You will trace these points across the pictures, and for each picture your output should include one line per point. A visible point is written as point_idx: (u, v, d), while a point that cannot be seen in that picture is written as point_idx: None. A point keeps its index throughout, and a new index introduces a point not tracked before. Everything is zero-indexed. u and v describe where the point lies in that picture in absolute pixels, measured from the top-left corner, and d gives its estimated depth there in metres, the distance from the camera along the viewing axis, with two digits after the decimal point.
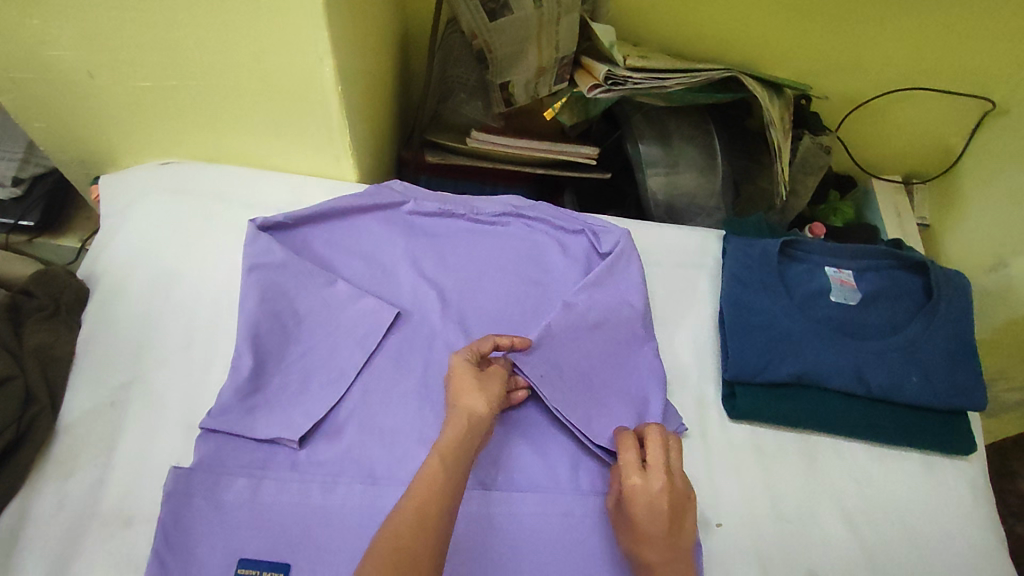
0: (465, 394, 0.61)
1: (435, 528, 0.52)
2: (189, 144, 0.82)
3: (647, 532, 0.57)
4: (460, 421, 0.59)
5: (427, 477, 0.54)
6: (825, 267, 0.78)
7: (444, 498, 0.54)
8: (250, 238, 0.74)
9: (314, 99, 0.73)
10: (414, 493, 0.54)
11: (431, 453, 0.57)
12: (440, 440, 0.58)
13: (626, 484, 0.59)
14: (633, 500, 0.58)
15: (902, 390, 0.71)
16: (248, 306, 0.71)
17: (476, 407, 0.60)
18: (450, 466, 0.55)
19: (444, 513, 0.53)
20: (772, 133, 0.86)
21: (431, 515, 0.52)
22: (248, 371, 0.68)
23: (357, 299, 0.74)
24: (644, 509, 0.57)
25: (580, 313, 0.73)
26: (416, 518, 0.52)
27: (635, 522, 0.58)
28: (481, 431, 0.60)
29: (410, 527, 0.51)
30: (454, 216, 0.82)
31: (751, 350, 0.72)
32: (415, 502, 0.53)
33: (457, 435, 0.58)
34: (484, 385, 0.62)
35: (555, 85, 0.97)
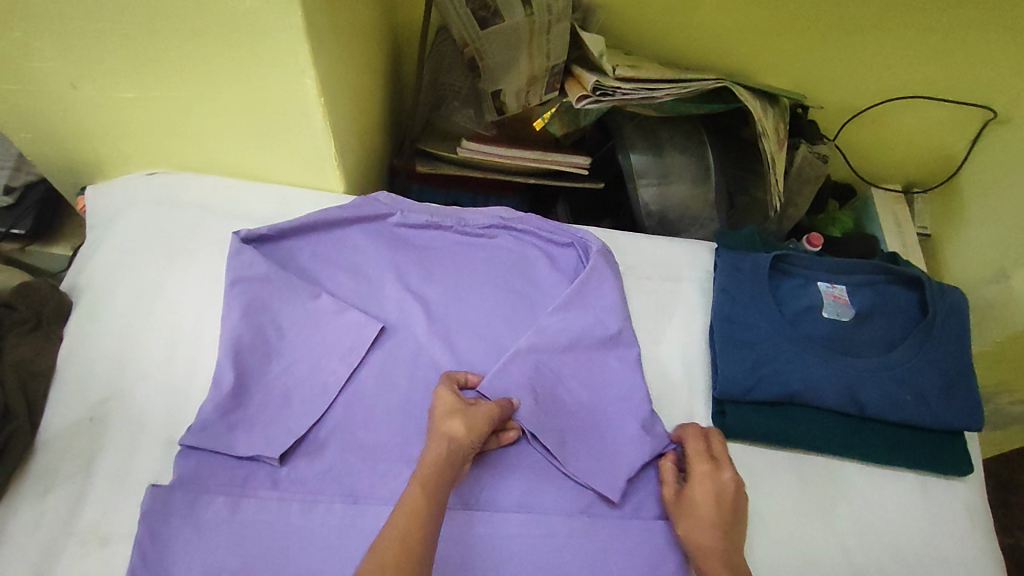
0: (445, 420, 0.62)
1: (414, 561, 0.51)
2: (175, 154, 0.82)
3: (712, 515, 0.62)
4: (438, 450, 0.59)
5: (408, 508, 0.54)
6: (818, 283, 0.76)
7: (423, 526, 0.53)
8: (233, 251, 0.74)
9: (298, 109, 0.72)
10: (394, 526, 0.52)
11: (410, 482, 0.56)
12: (418, 470, 0.58)
13: (699, 471, 0.64)
14: (698, 484, 0.64)
15: (895, 409, 0.70)
16: (231, 321, 0.70)
17: (455, 434, 0.61)
18: (428, 495, 0.55)
19: (424, 545, 0.52)
20: (765, 144, 0.84)
21: (413, 545, 0.51)
22: (228, 388, 0.67)
23: (342, 313, 0.73)
24: (712, 494, 0.63)
25: (552, 337, 0.72)
26: (398, 549, 0.51)
27: (702, 506, 0.62)
28: (457, 462, 0.60)
29: (393, 559, 0.50)
30: (441, 228, 0.81)
31: (742, 367, 0.70)
32: (395, 533, 0.52)
33: (434, 465, 0.58)
34: (470, 416, 0.62)
35: (544, 95, 0.96)
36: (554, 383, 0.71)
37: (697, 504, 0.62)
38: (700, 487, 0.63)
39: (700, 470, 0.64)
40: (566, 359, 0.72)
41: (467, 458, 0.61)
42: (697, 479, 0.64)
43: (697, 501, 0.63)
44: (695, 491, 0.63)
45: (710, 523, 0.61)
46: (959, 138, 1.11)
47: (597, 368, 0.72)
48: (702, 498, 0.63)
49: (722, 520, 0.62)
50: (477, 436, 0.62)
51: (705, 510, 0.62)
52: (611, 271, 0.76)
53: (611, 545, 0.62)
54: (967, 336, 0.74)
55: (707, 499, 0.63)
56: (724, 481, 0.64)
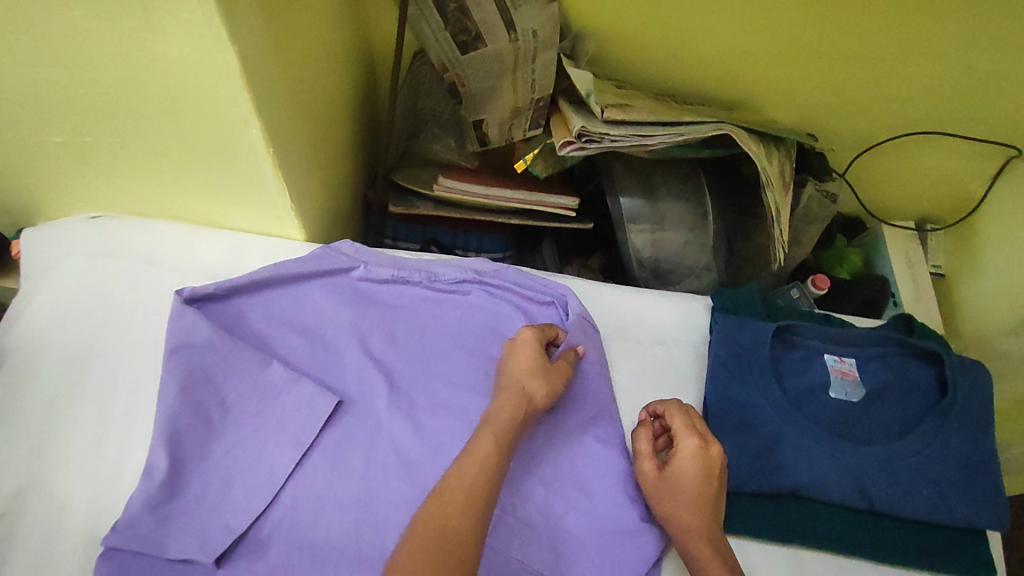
0: (524, 374, 0.64)
1: (479, 506, 0.54)
2: (119, 197, 0.74)
3: (699, 494, 0.60)
4: (513, 402, 0.61)
5: (481, 454, 0.56)
6: (824, 355, 0.69)
7: (491, 472, 0.56)
8: (174, 313, 0.66)
9: (246, 160, 0.64)
10: (464, 473, 0.55)
11: (483, 428, 0.59)
12: (490, 419, 0.60)
13: (683, 447, 0.61)
14: (681, 461, 0.61)
15: (909, 505, 0.62)
16: (167, 396, 0.62)
17: (532, 392, 0.62)
18: (499, 449, 0.57)
19: (491, 491, 0.55)
20: (768, 195, 0.76)
21: (481, 489, 0.55)
22: (162, 476, 0.60)
23: (294, 384, 0.66)
24: (698, 473, 0.60)
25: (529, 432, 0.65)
26: (469, 493, 0.54)
27: (688, 482, 0.60)
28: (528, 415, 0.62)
29: (459, 503, 0.53)
30: (408, 284, 0.73)
31: (739, 455, 0.63)
32: (468, 479, 0.55)
33: (509, 418, 0.60)
34: (547, 376, 0.64)
35: (527, 131, 0.87)
36: (529, 467, 0.64)
37: (680, 483, 0.60)
38: (685, 464, 0.61)
39: (687, 445, 0.61)
40: (541, 440, 0.65)
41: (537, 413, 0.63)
42: (682, 456, 0.61)
43: (679, 479, 0.61)
44: (679, 469, 0.61)
45: (693, 505, 0.59)
46: (978, 175, 1.03)
47: (579, 449, 0.65)
48: (685, 475, 0.60)
49: (701, 498, 0.60)
50: (551, 396, 0.64)
51: (688, 490, 0.60)
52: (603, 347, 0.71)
53: None
54: (992, 419, 0.66)
55: (689, 477, 0.60)
56: (712, 456, 0.61)
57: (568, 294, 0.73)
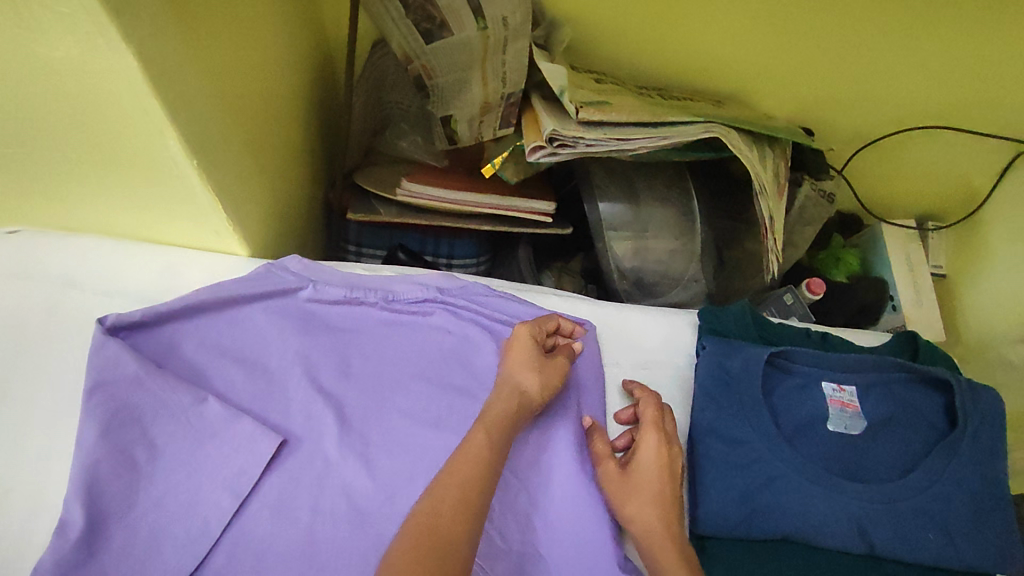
0: (519, 369, 0.59)
1: (474, 507, 0.47)
2: (35, 212, 0.65)
3: (659, 492, 0.56)
4: (509, 399, 0.56)
5: (477, 448, 0.50)
6: (823, 383, 0.62)
7: (489, 469, 0.49)
8: (94, 345, 0.58)
9: (168, 172, 0.56)
10: (456, 468, 0.49)
11: (476, 424, 0.53)
12: (485, 414, 0.54)
13: (643, 442, 0.58)
14: (644, 456, 0.57)
15: (917, 552, 0.56)
16: (84, 442, 0.55)
17: (528, 388, 0.57)
18: (496, 443, 0.51)
19: (487, 490, 0.48)
20: (761, 205, 0.68)
21: (476, 486, 0.48)
22: (77, 535, 0.53)
23: (232, 422, 0.59)
24: (659, 470, 0.57)
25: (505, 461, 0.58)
26: (460, 489, 0.47)
27: (648, 480, 0.56)
28: (524, 414, 0.56)
29: (451, 503, 0.46)
30: (363, 304, 0.67)
31: (727, 496, 0.57)
32: (460, 474, 0.48)
33: (504, 415, 0.54)
34: (545, 372, 0.59)
35: (498, 131, 0.78)
36: (507, 501, 0.57)
37: (643, 478, 0.56)
38: (645, 460, 0.57)
39: (647, 440, 0.58)
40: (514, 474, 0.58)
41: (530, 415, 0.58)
42: (646, 451, 0.57)
43: (643, 474, 0.57)
44: (640, 466, 0.57)
45: (657, 501, 0.55)
46: (985, 171, 0.96)
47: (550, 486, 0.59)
48: (648, 470, 0.57)
49: (664, 495, 0.56)
50: (547, 393, 0.58)
51: (647, 486, 0.56)
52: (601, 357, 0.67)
53: None
54: (1003, 451, 0.60)
55: (653, 472, 0.57)
56: (672, 453, 0.58)
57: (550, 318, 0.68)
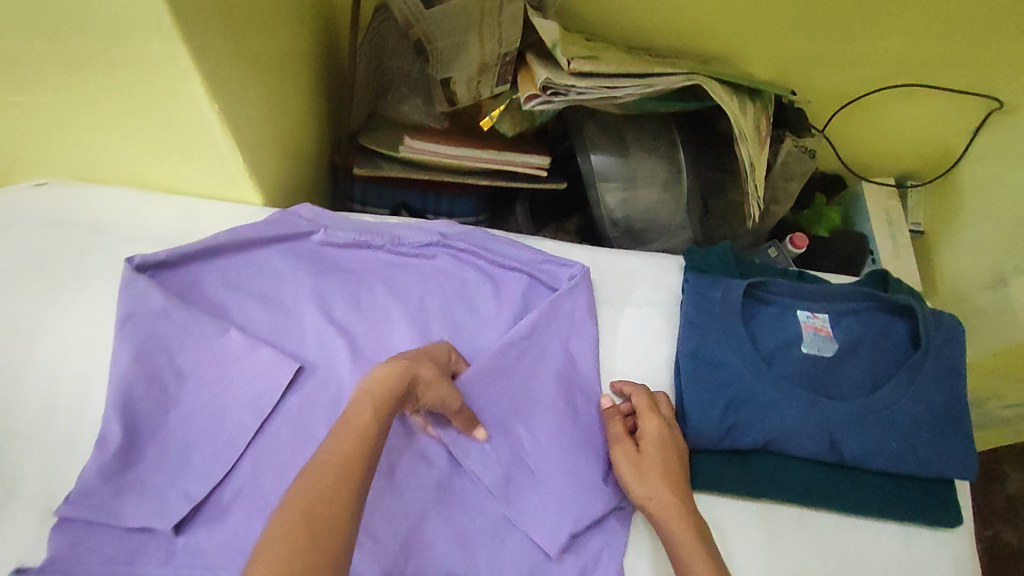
0: (419, 359, 0.58)
1: (356, 483, 0.46)
2: (63, 162, 0.70)
3: (667, 471, 0.59)
4: (396, 373, 0.54)
5: (359, 425, 0.49)
6: (797, 311, 0.67)
7: (367, 450, 0.48)
8: (124, 282, 0.63)
9: (191, 117, 0.61)
10: (338, 445, 0.48)
11: (362, 397, 0.52)
12: (368, 387, 0.53)
13: (647, 428, 0.61)
14: (651, 439, 0.61)
15: (879, 458, 0.63)
16: (119, 366, 0.60)
17: (420, 376, 0.56)
18: (379, 423, 0.50)
19: (370, 464, 0.48)
20: (742, 148, 0.73)
21: (358, 463, 0.47)
22: (116, 445, 0.58)
23: (253, 350, 0.64)
24: (666, 449, 0.60)
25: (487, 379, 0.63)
26: (337, 472, 0.46)
27: (655, 462, 0.60)
28: (411, 392, 0.55)
29: (333, 478, 0.45)
30: (371, 247, 0.71)
31: (709, 412, 0.62)
32: (337, 455, 0.47)
33: (389, 388, 0.53)
34: (440, 384, 0.57)
35: (496, 88, 0.84)
36: (495, 408, 0.63)
37: (654, 458, 0.60)
38: (650, 444, 0.60)
39: (649, 425, 0.61)
40: (498, 389, 0.64)
41: (412, 403, 0.56)
42: (651, 432, 0.61)
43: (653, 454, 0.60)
44: (647, 449, 0.60)
45: (669, 478, 0.59)
46: (960, 130, 1.01)
47: (534, 403, 0.65)
48: (657, 449, 0.60)
49: (674, 472, 0.59)
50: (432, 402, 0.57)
51: (660, 463, 0.59)
52: (592, 295, 0.70)
53: None
54: (963, 371, 0.66)
55: (661, 452, 0.60)
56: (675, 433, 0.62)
57: (548, 262, 0.71)
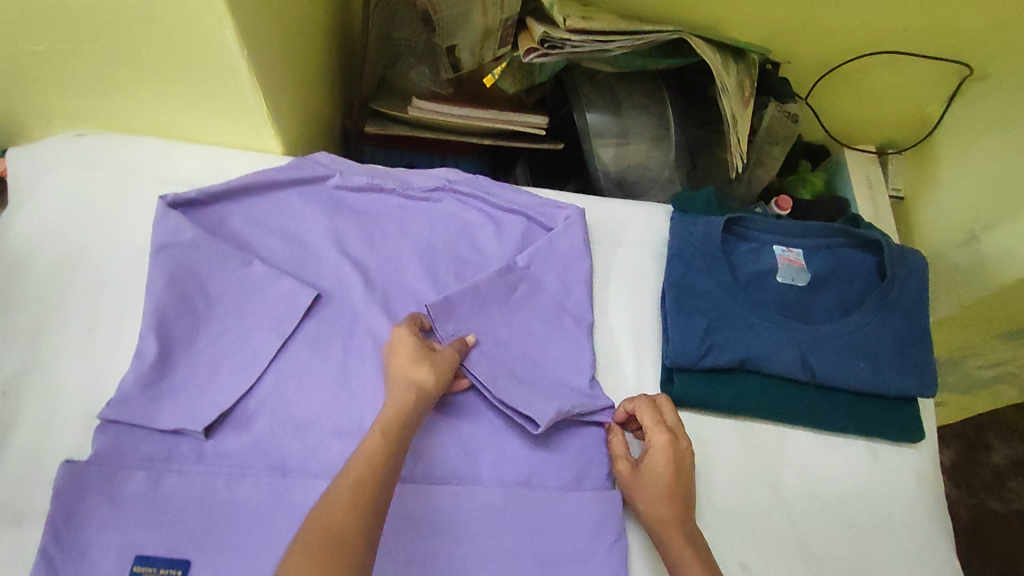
0: (406, 366, 0.62)
1: (368, 505, 0.51)
2: (99, 114, 0.75)
3: (672, 491, 0.61)
4: (404, 397, 0.60)
5: (369, 453, 0.55)
6: (774, 246, 0.73)
7: (381, 467, 0.54)
8: (158, 217, 0.69)
9: (222, 64, 0.66)
10: (350, 472, 0.53)
11: (372, 427, 0.58)
12: (380, 418, 0.59)
13: (651, 442, 0.64)
14: (652, 457, 0.63)
15: (848, 377, 0.69)
16: (154, 289, 0.66)
17: (424, 380, 0.61)
18: (388, 443, 0.56)
19: (381, 486, 0.53)
20: (725, 101, 0.80)
21: (368, 488, 0.52)
22: (152, 359, 0.64)
23: (275, 280, 0.69)
24: (667, 466, 0.62)
25: (482, 302, 0.71)
26: (351, 490, 0.52)
27: (661, 481, 0.62)
28: (423, 406, 0.61)
29: (345, 502, 0.51)
30: (383, 191, 0.77)
31: (692, 334, 0.68)
32: (353, 476, 0.53)
33: (398, 414, 0.59)
34: (434, 361, 0.63)
35: (498, 50, 0.88)
36: (494, 325, 0.71)
37: (655, 475, 0.62)
38: (658, 464, 0.62)
39: (659, 442, 0.63)
40: (498, 310, 0.71)
41: (430, 405, 0.62)
42: (654, 452, 0.63)
43: (654, 471, 0.62)
44: (653, 468, 0.63)
45: (666, 493, 0.61)
46: (935, 97, 1.07)
47: (529, 325, 0.72)
48: (658, 467, 0.62)
49: (674, 488, 0.62)
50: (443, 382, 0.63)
51: (659, 479, 0.62)
52: (586, 232, 0.76)
53: (547, 516, 0.62)
54: (925, 301, 0.73)
55: (662, 469, 0.62)
56: (681, 451, 0.63)
57: (546, 205, 0.78)
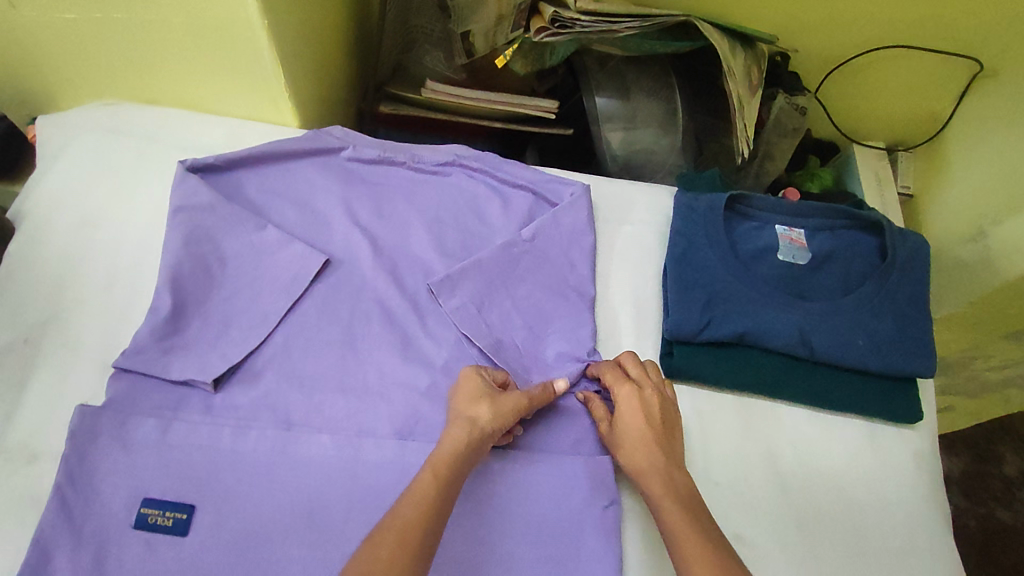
0: (469, 407, 0.60)
1: (407, 569, 0.48)
2: (124, 84, 0.78)
3: (646, 441, 0.62)
4: (461, 437, 0.57)
5: (414, 506, 0.51)
6: (775, 225, 0.76)
7: (426, 526, 0.50)
8: (177, 180, 0.72)
9: (245, 35, 0.68)
10: (398, 517, 0.51)
11: (422, 470, 0.55)
12: (432, 459, 0.55)
13: (617, 395, 0.64)
14: (620, 408, 0.64)
15: (848, 355, 0.69)
16: (171, 248, 0.68)
17: (483, 424, 0.59)
18: (438, 498, 0.53)
19: (422, 556, 0.49)
20: (731, 84, 0.83)
21: (409, 552, 0.48)
22: (166, 313, 0.66)
23: (287, 244, 0.71)
24: (636, 415, 0.63)
25: (486, 273, 0.73)
26: (394, 552, 0.48)
27: (632, 433, 0.62)
28: (479, 448, 0.58)
29: (383, 563, 0.47)
30: (394, 164, 0.79)
31: (692, 306, 0.69)
32: (396, 533, 0.49)
33: (450, 460, 0.55)
34: (496, 403, 0.60)
35: (510, 34, 0.87)
36: (498, 295, 0.73)
37: (626, 428, 0.63)
38: (626, 416, 0.63)
39: (622, 394, 0.64)
40: (501, 281, 0.73)
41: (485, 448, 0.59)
42: (621, 403, 0.64)
43: (625, 424, 0.63)
44: (624, 421, 0.63)
45: (641, 442, 0.61)
46: (946, 93, 1.08)
47: (532, 298, 0.73)
48: (628, 417, 0.63)
49: (650, 436, 0.62)
50: (501, 425, 0.59)
51: (629, 430, 0.62)
52: (591, 210, 0.78)
53: (543, 479, 0.63)
54: (925, 284, 0.74)
55: (633, 419, 0.63)
56: (647, 397, 0.64)
57: (552, 181, 0.79)
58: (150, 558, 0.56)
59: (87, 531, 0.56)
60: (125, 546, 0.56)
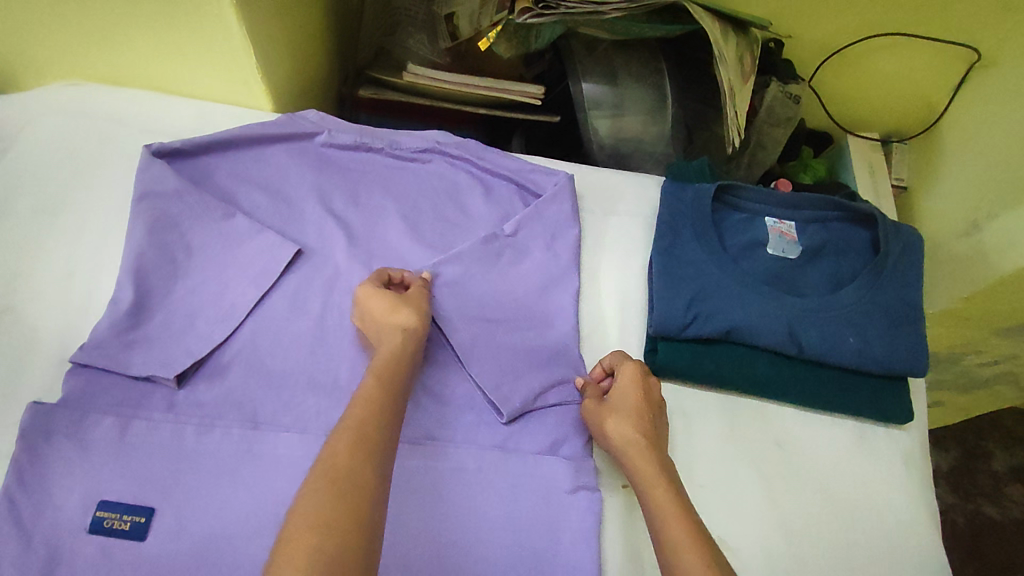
0: (387, 313, 0.60)
1: (373, 448, 0.48)
2: (86, 64, 0.73)
3: (643, 420, 0.61)
4: (398, 342, 0.58)
5: (365, 396, 0.51)
6: (765, 217, 0.74)
7: (382, 411, 0.51)
8: (142, 164, 0.68)
9: (210, 10, 0.64)
10: (349, 416, 0.50)
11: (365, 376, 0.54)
12: (375, 363, 0.56)
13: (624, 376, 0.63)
14: (623, 390, 0.63)
15: (837, 353, 0.67)
16: (134, 236, 0.65)
17: (407, 324, 0.59)
18: (387, 391, 0.53)
19: (383, 432, 0.50)
20: (722, 70, 0.80)
21: (371, 430, 0.49)
22: (127, 305, 0.63)
23: (257, 233, 0.68)
24: (638, 398, 0.62)
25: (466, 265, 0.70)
26: (353, 436, 0.48)
27: (631, 411, 0.61)
28: (413, 350, 0.59)
29: (348, 445, 0.48)
30: (371, 150, 0.76)
31: (679, 302, 0.67)
32: (353, 419, 0.50)
33: (391, 360, 0.56)
34: (409, 299, 0.62)
35: (494, 16, 0.83)
36: (479, 290, 0.69)
37: (623, 406, 0.61)
38: (626, 395, 0.62)
39: (627, 375, 0.63)
40: (482, 275, 0.70)
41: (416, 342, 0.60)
42: (623, 384, 0.63)
43: (623, 402, 0.62)
44: (623, 399, 0.62)
45: (641, 421, 0.60)
46: (942, 84, 1.06)
47: (512, 291, 0.70)
48: (630, 397, 0.62)
49: (647, 417, 0.61)
50: (421, 312, 0.61)
51: (627, 408, 0.61)
52: (574, 201, 0.75)
53: (522, 477, 0.61)
54: (918, 280, 0.72)
55: (634, 400, 0.62)
56: (651, 386, 0.63)
57: (534, 171, 0.76)
58: (106, 564, 0.54)
59: (39, 537, 0.53)
60: (80, 553, 0.54)
